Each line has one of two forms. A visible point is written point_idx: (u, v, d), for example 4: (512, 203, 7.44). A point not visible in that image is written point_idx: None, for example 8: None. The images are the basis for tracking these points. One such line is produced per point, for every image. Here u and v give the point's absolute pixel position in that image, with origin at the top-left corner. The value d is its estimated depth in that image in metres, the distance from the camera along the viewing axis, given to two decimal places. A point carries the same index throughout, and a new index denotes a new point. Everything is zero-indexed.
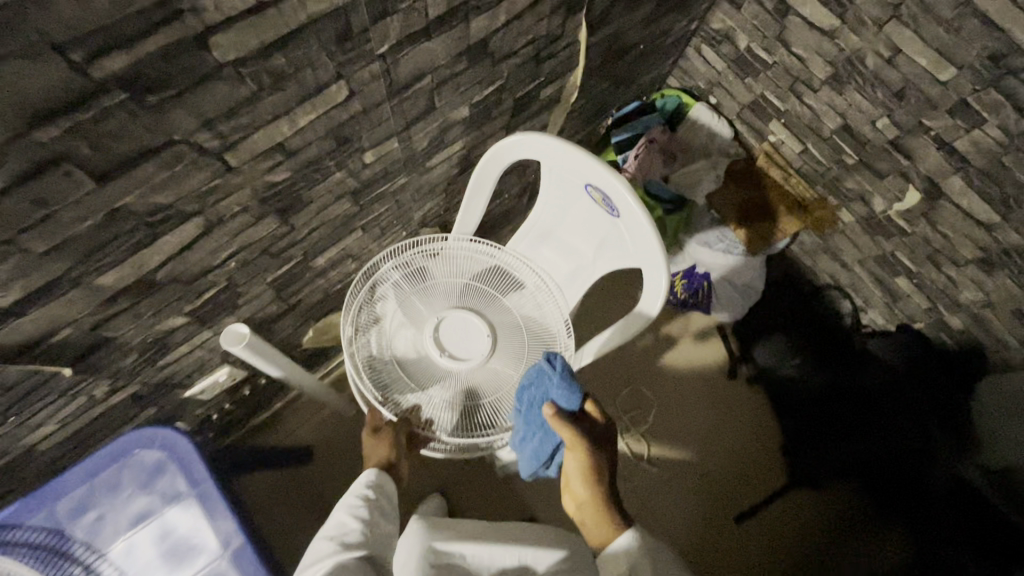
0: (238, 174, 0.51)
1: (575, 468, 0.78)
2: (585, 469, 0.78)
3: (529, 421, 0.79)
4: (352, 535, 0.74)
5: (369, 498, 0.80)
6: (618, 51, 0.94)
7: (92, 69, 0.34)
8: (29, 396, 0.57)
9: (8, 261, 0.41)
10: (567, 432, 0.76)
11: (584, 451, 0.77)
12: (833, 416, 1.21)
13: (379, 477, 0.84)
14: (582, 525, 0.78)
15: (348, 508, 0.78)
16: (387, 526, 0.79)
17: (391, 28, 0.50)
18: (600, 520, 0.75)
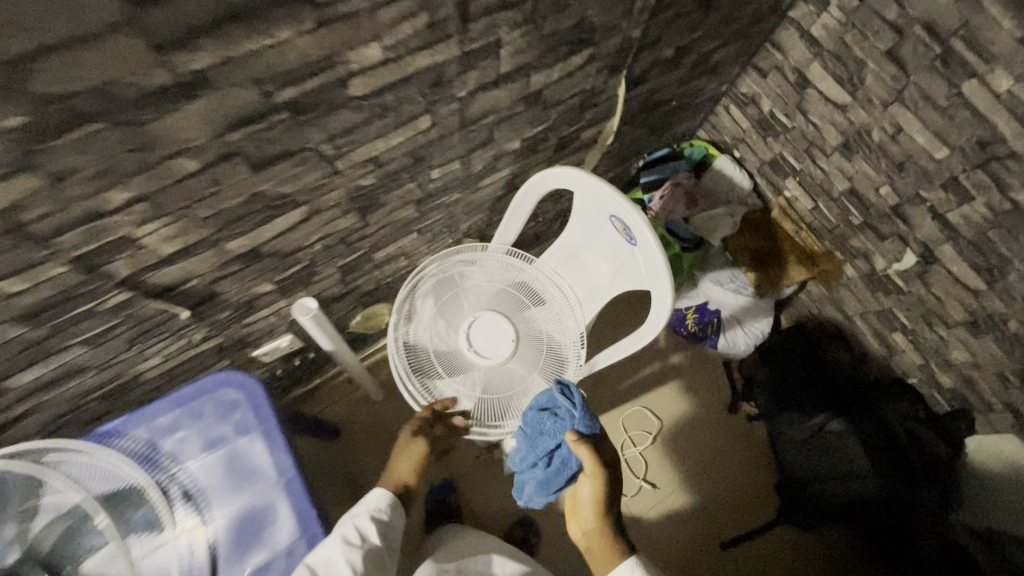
0: (340, 177, 0.66)
1: (590, 494, 0.92)
2: (597, 497, 0.91)
3: (540, 446, 0.90)
4: None
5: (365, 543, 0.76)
6: (653, 104, 1.08)
7: (275, 94, 0.49)
8: (153, 330, 0.72)
9: (179, 221, 0.56)
10: (588, 460, 0.88)
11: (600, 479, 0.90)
12: (824, 466, 1.27)
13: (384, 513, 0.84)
14: (586, 549, 0.91)
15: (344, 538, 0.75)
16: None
17: (473, 76, 0.64)
18: (606, 544, 0.88)
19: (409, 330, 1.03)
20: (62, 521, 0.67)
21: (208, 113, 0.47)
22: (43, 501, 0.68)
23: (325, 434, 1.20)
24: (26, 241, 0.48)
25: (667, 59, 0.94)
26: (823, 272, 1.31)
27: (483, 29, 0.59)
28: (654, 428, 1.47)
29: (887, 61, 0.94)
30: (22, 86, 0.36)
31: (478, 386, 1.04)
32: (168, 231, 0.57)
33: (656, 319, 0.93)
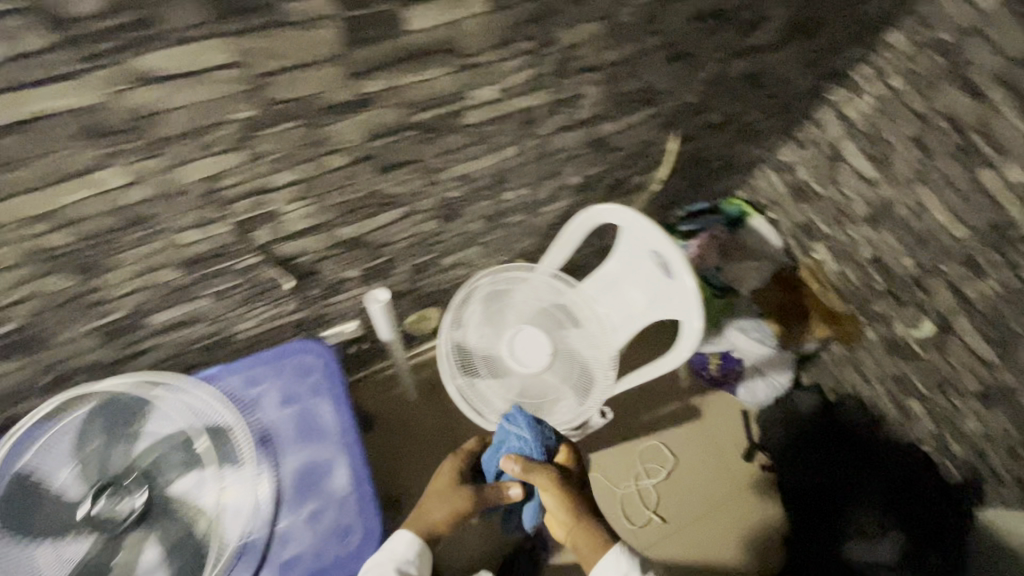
0: (436, 186, 0.81)
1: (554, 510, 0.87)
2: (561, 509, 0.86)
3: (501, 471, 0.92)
4: None
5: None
6: (698, 160, 1.22)
7: (413, 115, 0.64)
8: (261, 294, 0.86)
9: (312, 204, 0.71)
10: (540, 480, 0.86)
11: (560, 492, 0.85)
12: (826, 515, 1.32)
13: (411, 569, 0.78)
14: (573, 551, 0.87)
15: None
16: None
17: (556, 119, 0.79)
18: (589, 539, 0.85)
19: (459, 333, 1.15)
20: (156, 447, 0.82)
21: (365, 123, 0.62)
22: (144, 428, 0.83)
23: (365, 421, 1.32)
24: (213, 203, 0.62)
25: (715, 123, 1.08)
26: (844, 331, 1.41)
27: (574, 85, 0.74)
28: (668, 463, 1.53)
29: (915, 146, 1.06)
30: (262, 90, 0.51)
31: (513, 391, 1.14)
32: (304, 211, 0.71)
33: (685, 347, 1.02)
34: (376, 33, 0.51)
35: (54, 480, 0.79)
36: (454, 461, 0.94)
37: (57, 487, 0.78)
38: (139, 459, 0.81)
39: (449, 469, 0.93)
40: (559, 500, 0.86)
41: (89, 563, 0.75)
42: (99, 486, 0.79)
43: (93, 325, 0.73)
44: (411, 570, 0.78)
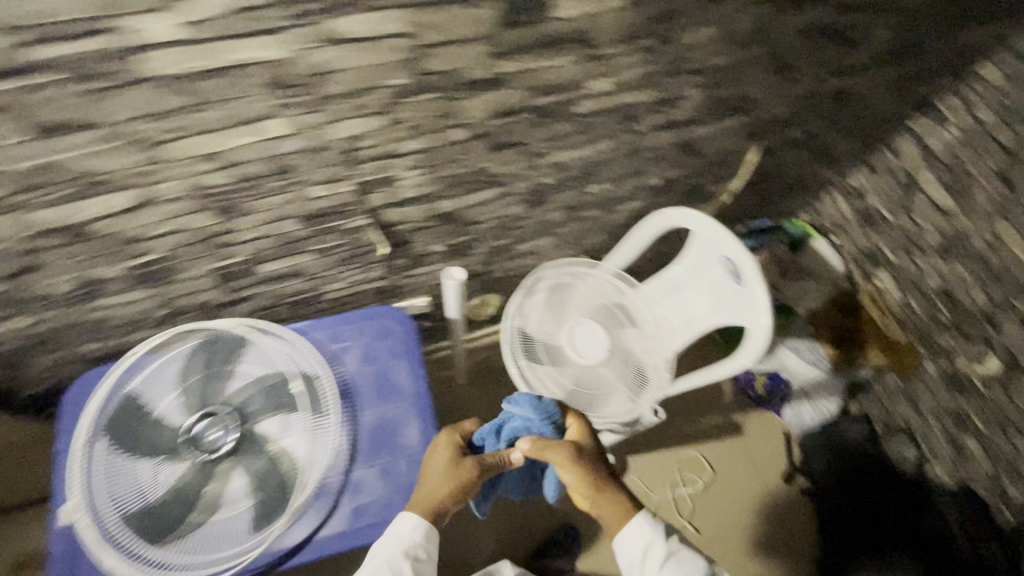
0: (533, 171, 0.85)
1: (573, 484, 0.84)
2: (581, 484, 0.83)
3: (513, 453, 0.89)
4: None
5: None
6: (771, 176, 1.24)
7: (534, 99, 0.69)
8: (357, 257, 0.92)
9: (425, 175, 0.76)
10: (555, 456, 0.83)
11: (577, 467, 0.83)
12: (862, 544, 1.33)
13: (419, 554, 0.77)
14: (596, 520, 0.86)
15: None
16: None
17: (654, 118, 0.83)
18: (611, 508, 0.83)
19: (523, 317, 1.19)
20: (253, 385, 0.89)
21: (490, 102, 0.67)
22: (238, 368, 0.90)
23: None
24: (347, 162, 0.68)
25: (796, 140, 1.10)
26: (901, 361, 1.39)
27: (677, 86, 0.78)
28: (698, 483, 1.52)
29: (998, 178, 1.05)
30: (419, 61, 0.57)
31: (568, 379, 1.16)
32: (417, 181, 0.77)
33: (750, 353, 1.03)
34: (526, 17, 0.57)
35: (157, 406, 0.86)
36: (450, 435, 0.87)
37: (159, 413, 0.86)
38: (233, 395, 0.88)
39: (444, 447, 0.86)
40: (579, 475, 0.83)
41: (186, 485, 0.82)
42: (196, 417, 0.86)
43: (214, 265, 0.80)
44: (419, 552, 0.77)
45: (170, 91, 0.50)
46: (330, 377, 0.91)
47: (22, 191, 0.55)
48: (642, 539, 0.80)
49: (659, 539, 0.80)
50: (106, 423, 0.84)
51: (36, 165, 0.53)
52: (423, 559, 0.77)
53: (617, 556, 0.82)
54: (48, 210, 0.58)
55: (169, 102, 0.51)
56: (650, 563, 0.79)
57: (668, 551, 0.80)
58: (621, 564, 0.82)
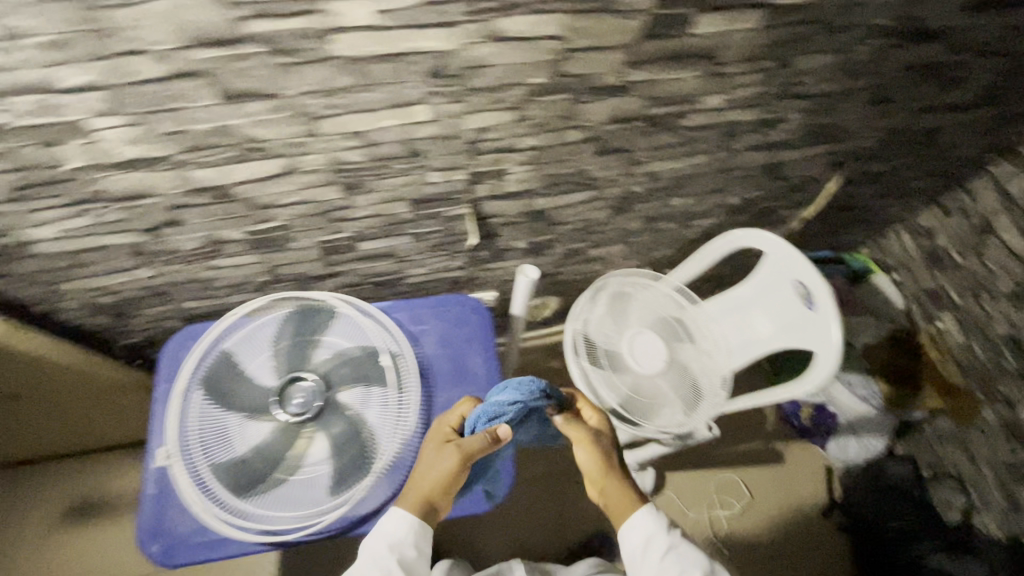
0: (627, 178, 0.89)
1: (587, 465, 0.83)
2: (594, 465, 0.82)
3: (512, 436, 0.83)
4: None
5: None
6: (844, 207, 1.25)
7: (650, 108, 0.73)
8: (446, 245, 0.96)
9: (531, 172, 0.80)
10: (575, 432, 0.84)
11: (594, 446, 0.83)
12: None
13: (408, 551, 0.75)
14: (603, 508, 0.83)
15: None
16: None
17: (752, 137, 0.86)
18: (619, 498, 0.81)
19: (585, 320, 1.20)
20: (338, 356, 0.93)
21: (610, 108, 0.71)
22: (325, 339, 0.94)
23: None
24: (468, 152, 0.72)
25: (876, 173, 1.11)
26: (957, 407, 1.37)
27: (781, 109, 0.80)
28: (734, 504, 1.52)
29: None
30: (562, 63, 0.61)
31: (625, 386, 1.17)
32: (522, 177, 0.81)
33: (816, 379, 1.03)
34: (667, 31, 0.60)
35: (249, 366, 0.91)
36: (441, 425, 0.84)
37: (250, 373, 0.90)
38: (317, 364, 0.92)
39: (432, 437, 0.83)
40: (594, 455, 0.82)
41: (270, 444, 0.86)
42: (284, 380, 0.90)
43: (322, 238, 0.85)
44: (408, 550, 0.75)
45: (345, 71, 0.55)
46: (411, 357, 0.95)
47: (191, 150, 0.60)
48: (645, 529, 0.77)
49: (661, 532, 0.77)
50: (203, 376, 0.89)
51: (212, 127, 0.58)
52: (414, 557, 0.75)
53: (623, 548, 0.79)
54: (206, 170, 0.64)
55: (340, 81, 0.56)
56: (652, 554, 0.76)
57: (670, 543, 0.76)
58: (625, 556, 0.79)
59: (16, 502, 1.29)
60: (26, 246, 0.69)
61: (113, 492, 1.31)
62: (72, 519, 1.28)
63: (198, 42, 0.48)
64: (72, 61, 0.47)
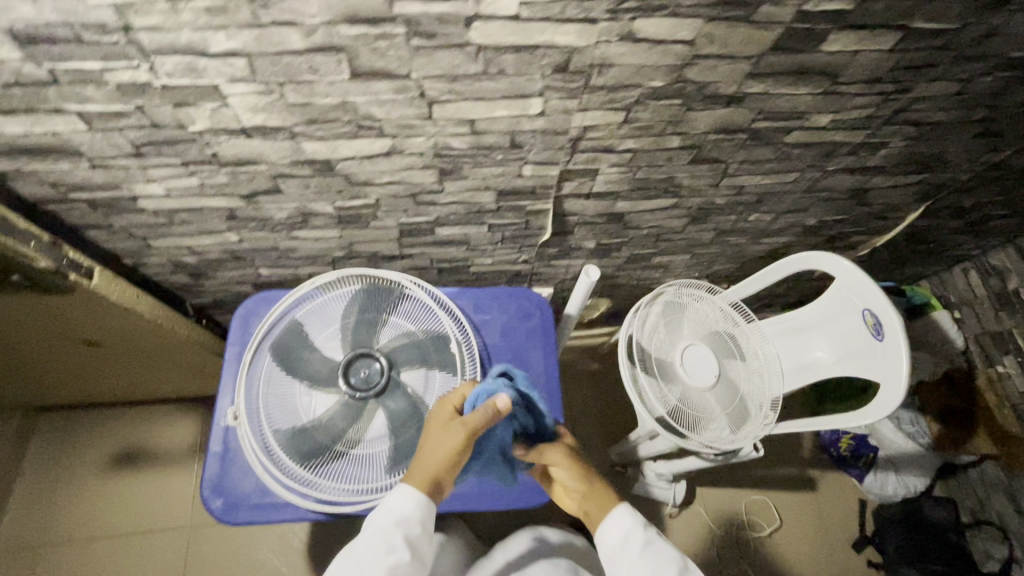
0: (713, 189, 0.88)
1: (567, 479, 0.80)
2: (572, 477, 0.79)
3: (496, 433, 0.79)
4: None
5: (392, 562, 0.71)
6: (917, 239, 1.22)
7: (756, 121, 0.72)
8: (519, 238, 0.96)
9: (622, 174, 0.80)
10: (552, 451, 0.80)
11: (572, 461, 0.79)
12: None
13: (414, 528, 0.72)
14: (586, 516, 0.81)
15: (379, 564, 0.70)
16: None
17: (847, 159, 0.84)
18: (599, 499, 0.80)
19: (640, 323, 1.15)
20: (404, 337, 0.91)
21: (718, 117, 0.70)
22: (390, 319, 0.93)
23: None
24: (568, 149, 0.72)
25: (960, 207, 1.08)
26: (1011, 455, 1.32)
27: (886, 134, 0.78)
28: (767, 528, 1.50)
29: None
30: (685, 69, 0.61)
31: (673, 396, 1.11)
32: (612, 178, 0.81)
33: (879, 411, 0.99)
34: (796, 45, 0.59)
35: (315, 337, 0.90)
36: (442, 406, 0.80)
37: (315, 344, 0.89)
38: (379, 341, 0.90)
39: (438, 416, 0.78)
40: (572, 465, 0.80)
41: (332, 417, 0.84)
42: (347, 356, 0.88)
43: (404, 220, 0.86)
44: (414, 527, 0.72)
45: (475, 58, 0.55)
46: (474, 345, 0.96)
47: (309, 123, 0.61)
48: (623, 529, 0.76)
49: (638, 528, 0.76)
50: (271, 343, 0.89)
51: (334, 103, 0.59)
52: (420, 534, 0.73)
53: (601, 554, 0.77)
54: (316, 143, 0.65)
55: (467, 67, 0.56)
56: (630, 554, 0.74)
57: (647, 539, 0.75)
58: (604, 560, 0.77)
59: (65, 444, 1.33)
60: (131, 201, 0.71)
61: (157, 444, 1.35)
62: (117, 466, 1.33)
63: (347, 19, 0.49)
64: (225, 27, 0.48)
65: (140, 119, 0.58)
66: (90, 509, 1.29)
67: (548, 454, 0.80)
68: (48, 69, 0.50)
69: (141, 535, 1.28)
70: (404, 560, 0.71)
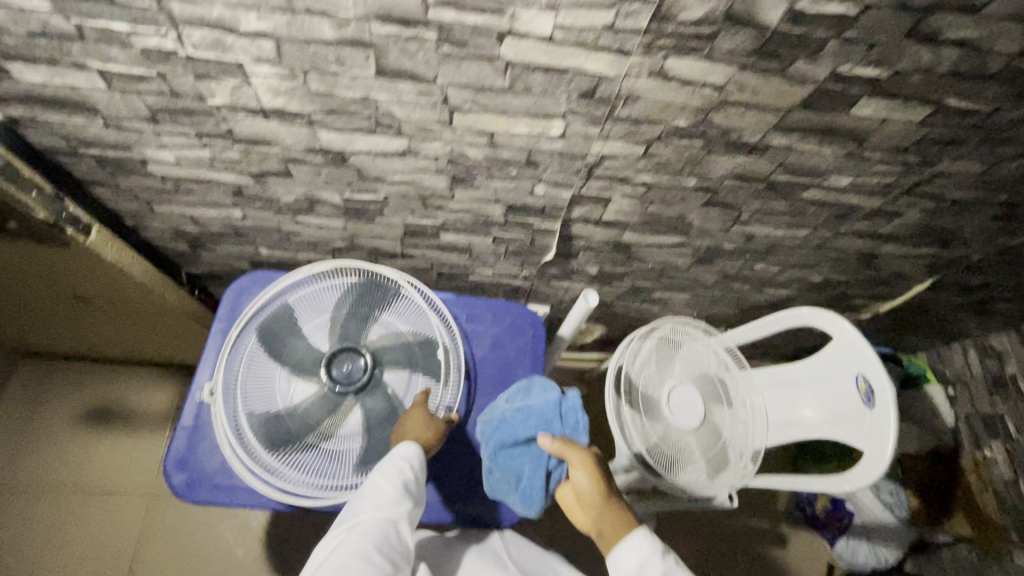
0: (723, 233, 0.87)
1: (587, 487, 0.77)
2: (592, 488, 0.77)
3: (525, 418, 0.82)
4: (385, 505, 0.73)
5: (405, 480, 0.75)
6: (921, 310, 1.21)
7: (775, 173, 0.71)
8: (521, 254, 0.95)
9: (635, 206, 0.79)
10: (575, 451, 0.77)
11: (595, 470, 0.77)
12: None
13: (419, 456, 0.78)
14: (598, 535, 0.77)
15: (392, 480, 0.74)
16: (421, 497, 0.77)
17: (860, 223, 0.84)
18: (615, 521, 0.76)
19: (632, 355, 1.12)
20: (392, 336, 0.89)
21: (739, 165, 0.69)
22: (381, 315, 0.90)
23: None
24: (583, 174, 0.72)
25: (967, 285, 1.07)
26: (986, 542, 1.30)
27: (903, 204, 0.78)
28: None
29: None
30: (711, 112, 0.60)
31: (655, 433, 1.09)
32: (624, 209, 0.80)
33: (861, 479, 0.97)
34: (826, 105, 0.59)
35: (303, 324, 0.89)
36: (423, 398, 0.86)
37: (302, 331, 0.88)
38: (367, 336, 0.89)
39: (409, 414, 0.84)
40: (596, 475, 0.77)
41: (308, 407, 0.84)
42: (333, 347, 0.87)
43: (410, 220, 0.85)
44: (419, 461, 0.78)
45: (502, 73, 0.55)
46: (462, 354, 0.92)
47: (328, 112, 0.61)
48: (639, 554, 0.72)
49: (656, 557, 0.72)
50: (255, 323, 0.87)
51: (357, 97, 0.58)
52: (423, 467, 0.79)
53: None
54: (333, 133, 0.64)
55: (494, 81, 0.56)
56: None
57: (664, 568, 0.71)
58: None
59: (40, 392, 1.31)
60: (140, 163, 0.71)
61: (132, 407, 1.33)
62: (89, 424, 1.31)
63: (380, 17, 0.49)
64: (258, 8, 0.48)
65: (160, 85, 0.57)
66: (54, 463, 1.27)
67: (570, 453, 0.78)
68: (76, 24, 0.50)
69: (100, 497, 1.26)
70: (415, 479, 0.76)
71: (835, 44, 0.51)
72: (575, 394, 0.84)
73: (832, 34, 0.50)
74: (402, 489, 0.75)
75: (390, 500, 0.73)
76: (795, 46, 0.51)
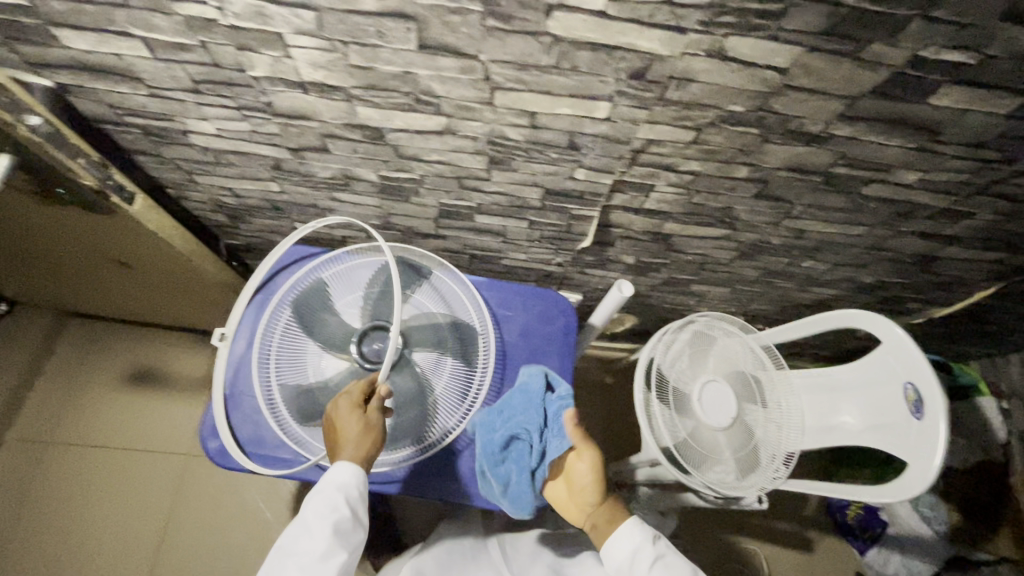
0: (772, 227, 0.82)
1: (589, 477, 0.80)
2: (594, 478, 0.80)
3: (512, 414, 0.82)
4: (316, 557, 0.68)
5: (337, 523, 0.70)
6: (981, 318, 1.13)
7: (836, 166, 0.66)
8: (556, 240, 0.93)
9: (678, 195, 0.76)
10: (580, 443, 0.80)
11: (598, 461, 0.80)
12: None
13: (355, 490, 0.72)
14: (591, 526, 0.80)
15: (323, 523, 0.69)
16: (359, 536, 0.72)
17: (924, 223, 0.78)
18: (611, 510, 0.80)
19: (663, 348, 1.09)
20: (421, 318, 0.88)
21: (796, 155, 0.65)
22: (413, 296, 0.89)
23: None
24: (627, 160, 0.68)
25: None
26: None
27: (975, 205, 0.72)
28: None
29: None
30: (771, 98, 0.56)
31: (684, 430, 1.05)
32: (666, 198, 0.77)
33: (904, 492, 0.92)
34: (900, 93, 0.54)
35: (335, 300, 0.89)
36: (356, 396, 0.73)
37: (334, 308, 0.88)
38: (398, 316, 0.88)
39: (343, 409, 0.72)
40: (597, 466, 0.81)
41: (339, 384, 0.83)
42: (365, 325, 0.86)
43: (445, 201, 0.84)
44: (356, 492, 0.72)
45: (549, 50, 0.52)
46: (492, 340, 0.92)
47: (368, 88, 0.59)
48: (634, 540, 0.76)
49: (649, 543, 0.75)
50: (291, 299, 0.88)
51: (397, 72, 0.56)
52: (363, 497, 0.73)
53: (607, 564, 0.77)
54: (371, 109, 0.63)
55: (540, 58, 0.53)
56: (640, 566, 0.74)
57: (657, 553, 0.75)
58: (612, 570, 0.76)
59: (89, 352, 1.38)
60: (181, 134, 0.71)
61: (172, 371, 1.39)
62: (133, 383, 1.37)
63: None
64: None
65: (201, 55, 0.57)
66: (100, 417, 1.34)
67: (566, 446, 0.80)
68: None
69: (142, 452, 1.33)
70: (349, 518, 0.71)
71: (919, 24, 0.46)
72: (565, 390, 0.84)
73: (917, 13, 0.45)
74: (334, 534, 0.69)
75: (321, 549, 0.68)
76: (872, 26, 0.47)
